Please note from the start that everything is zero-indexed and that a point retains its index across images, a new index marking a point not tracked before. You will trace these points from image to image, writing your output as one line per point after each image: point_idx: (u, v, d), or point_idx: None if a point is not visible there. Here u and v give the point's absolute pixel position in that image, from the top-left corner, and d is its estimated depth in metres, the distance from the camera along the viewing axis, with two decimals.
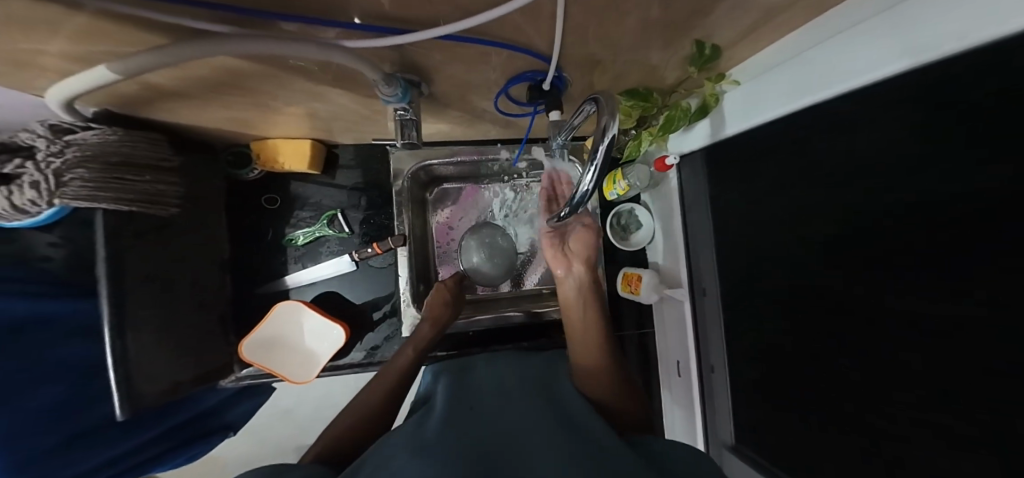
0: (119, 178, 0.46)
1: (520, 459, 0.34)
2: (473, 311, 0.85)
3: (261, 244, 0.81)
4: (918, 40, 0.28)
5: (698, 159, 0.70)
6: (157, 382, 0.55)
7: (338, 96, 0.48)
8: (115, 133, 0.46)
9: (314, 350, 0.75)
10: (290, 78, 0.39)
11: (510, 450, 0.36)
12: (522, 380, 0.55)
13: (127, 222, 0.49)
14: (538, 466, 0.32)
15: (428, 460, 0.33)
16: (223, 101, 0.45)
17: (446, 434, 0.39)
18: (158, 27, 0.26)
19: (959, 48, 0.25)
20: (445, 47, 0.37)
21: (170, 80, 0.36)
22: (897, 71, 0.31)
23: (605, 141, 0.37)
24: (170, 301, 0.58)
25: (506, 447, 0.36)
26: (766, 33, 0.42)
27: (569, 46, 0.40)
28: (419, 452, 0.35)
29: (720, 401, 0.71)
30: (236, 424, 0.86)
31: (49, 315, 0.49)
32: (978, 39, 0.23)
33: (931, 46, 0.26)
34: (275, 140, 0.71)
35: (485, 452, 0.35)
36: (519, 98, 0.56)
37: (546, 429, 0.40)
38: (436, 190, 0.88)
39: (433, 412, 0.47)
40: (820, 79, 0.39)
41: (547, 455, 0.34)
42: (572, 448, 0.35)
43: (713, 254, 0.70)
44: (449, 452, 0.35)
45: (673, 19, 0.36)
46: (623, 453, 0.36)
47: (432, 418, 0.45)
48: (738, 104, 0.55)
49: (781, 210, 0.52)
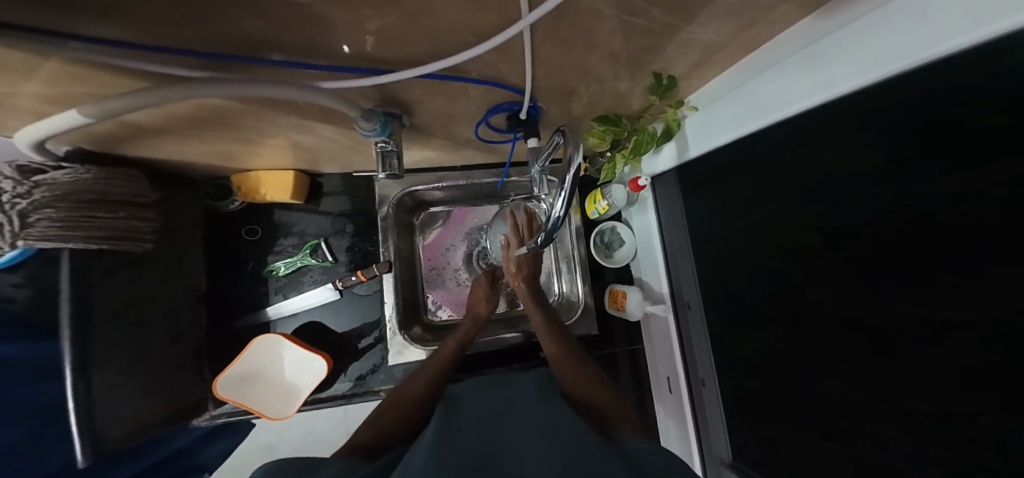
0: (91, 216, 0.46)
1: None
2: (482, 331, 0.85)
3: (240, 276, 0.79)
4: (893, 50, 0.28)
5: (670, 178, 0.74)
6: (120, 424, 0.52)
7: (324, 129, 0.49)
8: (88, 171, 0.46)
9: (294, 384, 0.72)
10: (271, 114, 0.41)
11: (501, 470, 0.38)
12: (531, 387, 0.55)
13: (95, 258, 0.48)
14: None
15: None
16: (206, 137, 0.46)
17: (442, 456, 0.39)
18: (139, 72, 0.27)
19: (938, 53, 0.25)
20: (423, 83, 0.39)
21: (150, 118, 0.36)
22: (859, 86, 0.33)
23: (570, 172, 0.41)
24: (137, 338, 0.55)
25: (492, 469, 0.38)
26: (719, 64, 0.46)
27: (543, 80, 0.43)
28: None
29: (712, 416, 0.71)
30: (211, 465, 0.79)
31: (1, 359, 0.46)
32: (939, 51, 0.25)
33: (909, 53, 0.27)
34: (256, 172, 0.71)
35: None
36: (499, 127, 0.58)
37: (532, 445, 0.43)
38: (424, 214, 0.89)
39: (426, 429, 0.47)
40: (776, 100, 0.42)
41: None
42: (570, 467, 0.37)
43: (692, 267, 0.72)
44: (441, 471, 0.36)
45: (633, 54, 0.39)
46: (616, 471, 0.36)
47: (422, 438, 0.45)
48: (698, 127, 0.59)
49: (754, 226, 0.56)
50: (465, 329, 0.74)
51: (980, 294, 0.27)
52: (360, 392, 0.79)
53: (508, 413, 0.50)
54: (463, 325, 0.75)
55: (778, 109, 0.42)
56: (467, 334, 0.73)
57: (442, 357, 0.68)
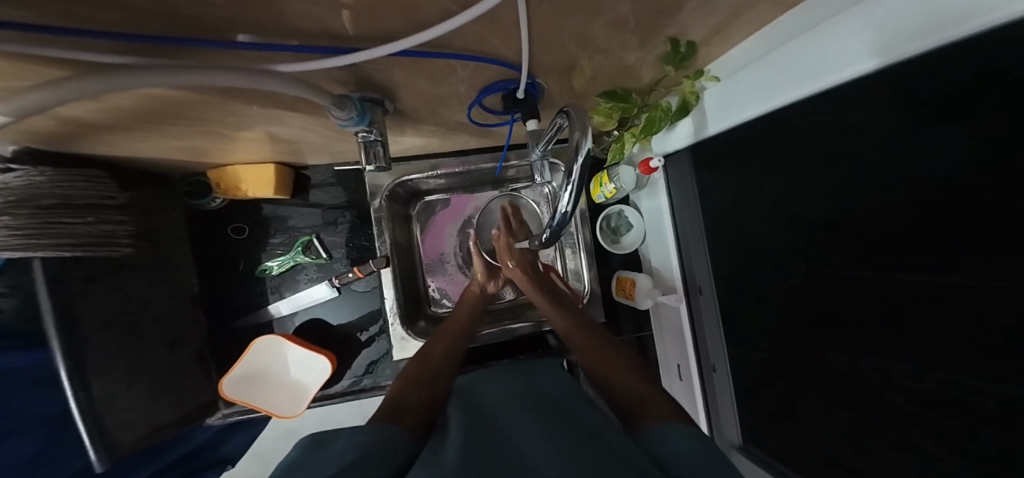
0: (57, 222, 0.44)
1: (529, 455, 0.33)
2: (486, 323, 0.84)
3: (234, 275, 0.78)
4: (954, 9, 0.22)
5: (683, 158, 0.68)
6: (131, 429, 0.52)
7: (295, 119, 0.45)
8: (43, 173, 0.42)
9: (302, 382, 0.72)
10: (233, 104, 0.37)
11: (522, 451, 0.34)
12: (556, 380, 0.55)
13: (72, 267, 0.46)
14: (551, 456, 0.32)
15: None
16: (168, 130, 0.43)
17: (475, 442, 0.37)
18: (53, 59, 0.23)
19: (1009, 16, 0.19)
20: (404, 63, 0.34)
21: (89, 111, 0.33)
22: (909, 57, 0.27)
23: (579, 158, 0.36)
24: (135, 345, 0.55)
25: (520, 449, 0.35)
26: (742, 27, 0.40)
27: (540, 53, 0.37)
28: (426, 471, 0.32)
29: (723, 404, 0.69)
30: (233, 457, 0.81)
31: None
32: (987, 20, 0.20)
33: (974, 13, 0.21)
34: (233, 167, 0.67)
35: (491, 463, 0.33)
36: (494, 109, 0.53)
37: (552, 427, 0.39)
38: (420, 204, 0.86)
39: (455, 412, 0.46)
40: (806, 72, 0.36)
41: (557, 454, 0.33)
42: (597, 451, 0.34)
43: (706, 251, 0.68)
44: (472, 457, 0.33)
45: (645, 18, 0.33)
46: (630, 458, 0.34)
47: (455, 419, 0.44)
48: (718, 101, 0.53)
49: (770, 210, 0.52)
50: (471, 301, 0.76)
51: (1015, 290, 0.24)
52: (367, 387, 0.80)
53: (534, 396, 0.48)
54: (472, 294, 0.77)
55: (807, 82, 0.37)
56: (477, 303, 0.76)
57: (456, 319, 0.70)
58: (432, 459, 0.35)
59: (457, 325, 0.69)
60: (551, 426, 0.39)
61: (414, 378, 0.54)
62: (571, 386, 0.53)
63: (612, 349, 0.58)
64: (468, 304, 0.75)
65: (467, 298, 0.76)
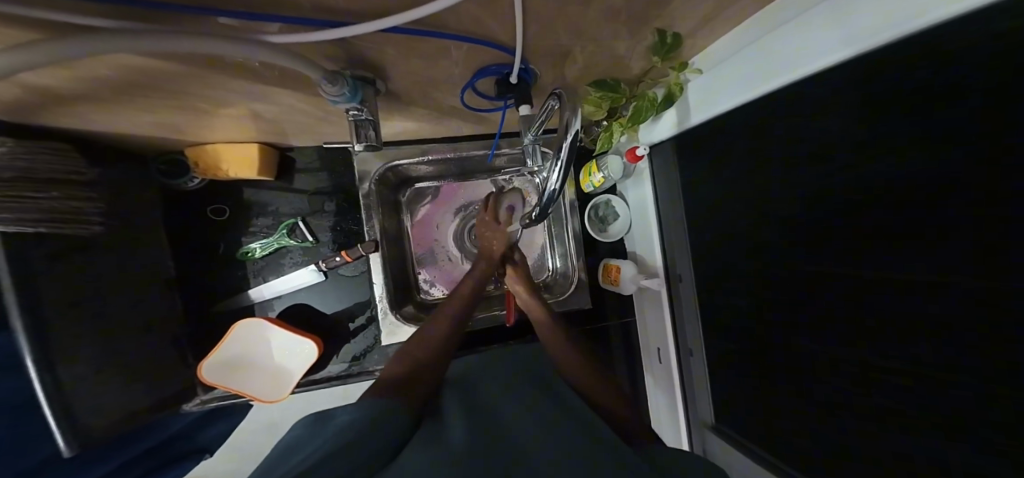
0: (17, 197, 0.41)
1: (532, 459, 0.35)
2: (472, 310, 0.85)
3: (214, 259, 0.76)
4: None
5: (667, 149, 0.71)
6: (103, 416, 0.50)
7: (282, 96, 0.44)
8: (4, 144, 0.40)
9: (286, 367, 0.72)
10: (217, 77, 0.36)
11: (523, 452, 0.36)
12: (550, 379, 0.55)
13: (34, 246, 0.43)
14: (552, 463, 0.34)
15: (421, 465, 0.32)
16: (143, 103, 0.41)
17: (477, 430, 0.39)
18: (31, 22, 0.21)
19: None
20: (397, 40, 0.34)
21: (59, 79, 0.32)
22: (887, 41, 0.29)
23: (567, 139, 0.37)
24: (105, 329, 0.52)
25: (523, 450, 0.36)
26: (723, 22, 0.42)
27: (532, 39, 0.38)
28: (427, 452, 0.35)
29: (699, 383, 0.73)
30: (211, 446, 0.79)
31: None
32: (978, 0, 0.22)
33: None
34: (214, 145, 0.64)
35: (497, 456, 0.34)
36: (487, 93, 0.53)
37: (553, 428, 0.41)
38: (410, 191, 0.85)
39: (451, 398, 0.48)
40: (785, 63, 0.39)
41: (557, 459, 0.35)
42: (595, 455, 0.36)
43: (686, 240, 0.71)
44: (471, 446, 0.35)
45: (633, 8, 0.34)
46: (631, 465, 0.36)
47: (451, 404, 0.46)
48: (701, 93, 0.55)
49: (748, 198, 0.55)
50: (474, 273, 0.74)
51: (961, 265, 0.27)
52: (354, 373, 0.79)
53: (535, 390, 0.50)
54: (460, 286, 0.71)
55: (785, 72, 0.39)
56: (464, 294, 0.69)
57: (454, 293, 0.70)
58: (429, 444, 0.37)
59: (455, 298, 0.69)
60: (554, 426, 0.41)
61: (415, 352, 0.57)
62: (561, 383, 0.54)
63: (598, 375, 0.60)
64: (453, 297, 0.69)
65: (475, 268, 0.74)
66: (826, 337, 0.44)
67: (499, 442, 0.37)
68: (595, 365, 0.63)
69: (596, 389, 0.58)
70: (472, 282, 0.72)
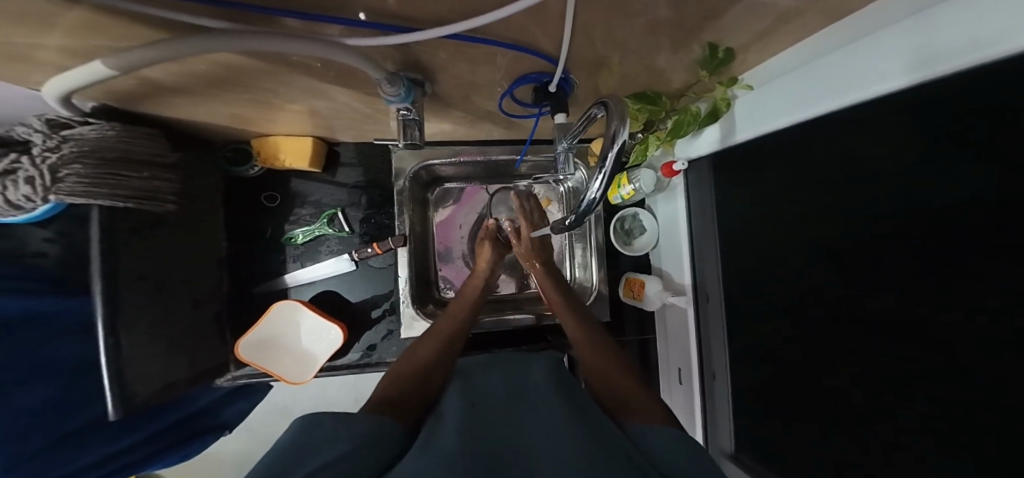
0: (116, 174, 0.47)
1: (530, 461, 0.34)
2: (486, 312, 0.86)
3: (258, 242, 0.81)
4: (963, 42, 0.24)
5: (704, 165, 0.70)
6: (152, 382, 0.54)
7: (341, 94, 0.48)
8: (113, 128, 0.46)
9: (312, 349, 0.75)
10: (288, 75, 0.40)
11: (520, 459, 0.35)
12: (544, 373, 0.55)
13: (121, 218, 0.48)
14: (549, 464, 0.33)
15: (426, 461, 0.32)
16: (221, 96, 0.45)
17: (476, 435, 0.38)
18: (155, 23, 0.25)
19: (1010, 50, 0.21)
20: (451, 46, 0.36)
21: (163, 74, 0.36)
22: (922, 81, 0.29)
23: (614, 147, 0.37)
24: (163, 297, 0.57)
25: (525, 454, 0.36)
26: (780, 37, 0.41)
27: (578, 48, 0.39)
28: (425, 453, 0.34)
29: (721, 410, 0.70)
30: (232, 423, 0.81)
31: (24, 314, 0.45)
32: (994, 54, 0.22)
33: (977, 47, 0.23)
34: (274, 137, 0.70)
35: (500, 459, 0.34)
36: (524, 100, 0.55)
37: (558, 427, 0.40)
38: (438, 190, 0.88)
39: (452, 399, 0.48)
40: (836, 88, 0.38)
41: (554, 461, 0.33)
42: (603, 450, 0.35)
43: (718, 259, 0.69)
44: (475, 448, 0.35)
45: (682, 21, 0.34)
46: (632, 461, 0.34)
47: (453, 403, 0.47)
48: (748, 109, 0.54)
49: (780, 219, 0.53)
50: (470, 296, 0.73)
51: (983, 291, 0.27)
52: (372, 363, 0.82)
53: (546, 389, 0.50)
54: (444, 323, 0.67)
55: (833, 97, 0.38)
56: (450, 331, 0.65)
57: (450, 319, 0.68)
58: (429, 444, 0.36)
59: (448, 326, 0.67)
60: (562, 424, 0.40)
61: (404, 376, 0.54)
62: (573, 384, 0.54)
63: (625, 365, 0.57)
64: (437, 335, 0.64)
65: (464, 299, 0.72)
66: (850, 371, 0.42)
67: (509, 448, 0.37)
68: (617, 357, 0.60)
69: (608, 377, 0.56)
70: (467, 317, 0.70)
